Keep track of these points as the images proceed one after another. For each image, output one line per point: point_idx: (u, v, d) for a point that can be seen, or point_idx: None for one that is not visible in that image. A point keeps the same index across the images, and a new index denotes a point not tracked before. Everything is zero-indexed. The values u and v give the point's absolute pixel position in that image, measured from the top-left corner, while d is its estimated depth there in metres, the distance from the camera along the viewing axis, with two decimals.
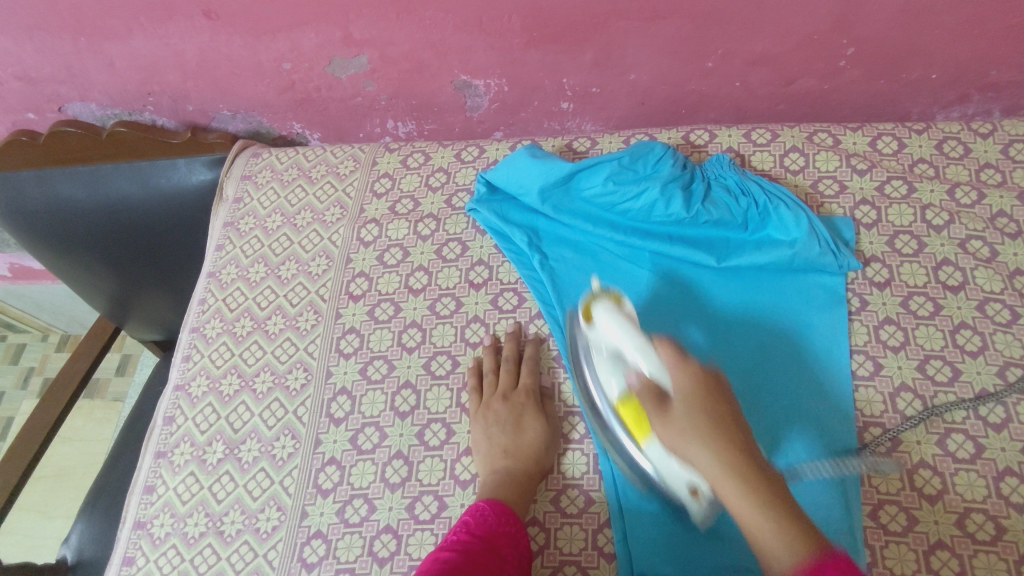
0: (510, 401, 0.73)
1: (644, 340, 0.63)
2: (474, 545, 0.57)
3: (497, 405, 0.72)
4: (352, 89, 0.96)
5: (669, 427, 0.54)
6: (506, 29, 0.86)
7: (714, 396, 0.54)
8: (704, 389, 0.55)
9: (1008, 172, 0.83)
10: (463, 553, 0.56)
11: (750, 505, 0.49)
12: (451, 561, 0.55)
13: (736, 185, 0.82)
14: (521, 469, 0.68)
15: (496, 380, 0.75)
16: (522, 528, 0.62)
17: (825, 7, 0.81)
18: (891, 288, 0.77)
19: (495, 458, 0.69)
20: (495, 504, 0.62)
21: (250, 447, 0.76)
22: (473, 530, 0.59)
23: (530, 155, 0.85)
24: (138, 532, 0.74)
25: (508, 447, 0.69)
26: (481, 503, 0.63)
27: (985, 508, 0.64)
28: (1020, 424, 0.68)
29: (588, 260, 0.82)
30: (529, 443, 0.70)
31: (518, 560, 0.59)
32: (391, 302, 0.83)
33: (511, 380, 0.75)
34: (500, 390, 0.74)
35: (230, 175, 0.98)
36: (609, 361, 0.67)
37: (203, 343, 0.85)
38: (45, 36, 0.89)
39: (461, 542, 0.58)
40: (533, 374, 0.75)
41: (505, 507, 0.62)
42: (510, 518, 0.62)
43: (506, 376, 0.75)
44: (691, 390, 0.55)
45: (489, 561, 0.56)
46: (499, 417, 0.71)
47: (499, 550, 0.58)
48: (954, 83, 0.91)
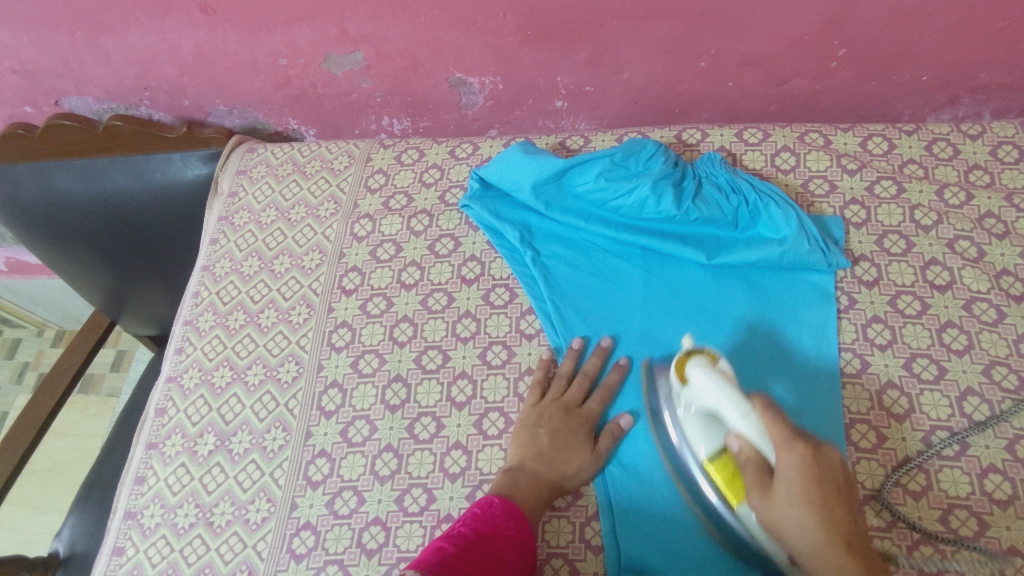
0: (569, 413, 0.72)
1: (745, 405, 0.59)
2: (478, 540, 0.58)
3: (554, 411, 0.71)
4: (348, 86, 0.97)
5: (774, 509, 0.54)
6: (501, 27, 0.86)
7: (825, 479, 0.53)
8: (815, 472, 0.53)
9: (997, 174, 0.84)
10: (466, 547, 0.56)
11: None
12: (451, 553, 0.55)
13: (727, 183, 0.83)
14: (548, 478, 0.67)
15: (565, 387, 0.74)
16: (529, 531, 0.62)
17: (816, 8, 0.82)
18: (879, 287, 0.78)
19: (526, 456, 0.68)
20: (505, 504, 0.63)
21: (241, 439, 0.77)
22: (479, 526, 0.60)
23: (523, 151, 0.85)
24: (129, 522, 0.74)
25: (547, 453, 0.68)
26: (492, 499, 0.63)
27: (968, 504, 0.65)
28: (1007, 422, 0.69)
29: (580, 256, 0.83)
30: (566, 462, 0.68)
31: (521, 566, 0.59)
32: (383, 297, 0.84)
33: (578, 395, 0.73)
34: (563, 399, 0.73)
35: (226, 170, 0.99)
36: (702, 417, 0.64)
37: (195, 336, 0.86)
38: (43, 30, 0.89)
39: (466, 535, 0.58)
40: (602, 403, 0.73)
41: (516, 509, 0.62)
42: (516, 522, 0.61)
43: (577, 388, 0.73)
44: (798, 478, 0.53)
45: (491, 563, 0.56)
46: (550, 422, 0.71)
47: (501, 550, 0.58)
48: (944, 85, 0.91)
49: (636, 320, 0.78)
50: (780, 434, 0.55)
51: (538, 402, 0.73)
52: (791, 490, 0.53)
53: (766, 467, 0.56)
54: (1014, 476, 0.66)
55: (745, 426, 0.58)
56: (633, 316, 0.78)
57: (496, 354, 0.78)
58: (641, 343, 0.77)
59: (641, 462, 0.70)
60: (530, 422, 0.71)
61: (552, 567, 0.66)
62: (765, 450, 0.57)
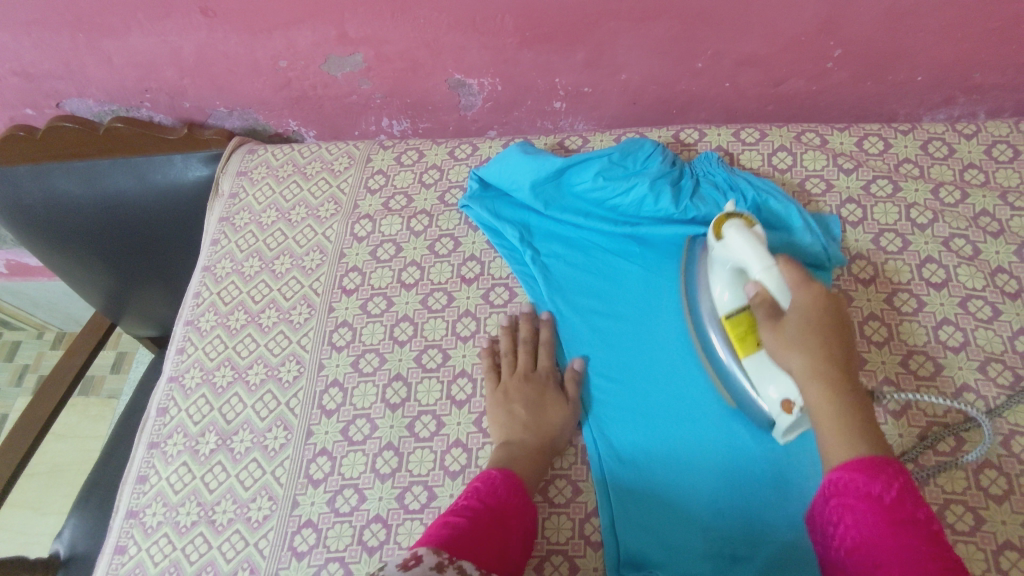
0: (529, 379, 0.74)
1: (770, 261, 0.64)
2: (485, 513, 0.58)
3: (516, 383, 0.73)
4: (348, 88, 0.98)
5: (778, 334, 0.60)
6: (499, 29, 0.87)
7: (831, 316, 0.59)
8: (822, 309, 0.60)
9: (992, 172, 0.84)
10: (473, 519, 0.56)
11: (830, 408, 0.55)
12: (460, 526, 0.55)
13: (725, 181, 0.83)
14: (540, 446, 0.69)
15: (514, 360, 0.76)
16: (530, 503, 0.63)
17: (811, 9, 0.82)
18: (876, 285, 0.78)
19: (513, 430, 0.69)
20: (507, 475, 0.63)
21: (242, 437, 0.77)
22: (483, 498, 0.60)
23: (522, 152, 0.85)
24: (131, 521, 0.75)
25: (529, 421, 0.70)
26: (492, 473, 0.63)
27: (965, 500, 0.65)
28: (1002, 418, 0.69)
29: (580, 255, 0.83)
30: (551, 423, 0.70)
31: (523, 535, 0.60)
32: (384, 296, 0.84)
33: (528, 361, 0.75)
34: (519, 369, 0.75)
35: (226, 171, 0.99)
36: (728, 275, 0.69)
37: (197, 336, 0.86)
38: (45, 33, 0.90)
39: (472, 508, 0.58)
40: (549, 356, 0.76)
41: (516, 482, 0.63)
42: (518, 491, 0.62)
43: (524, 355, 0.76)
44: (808, 311, 0.59)
45: (498, 535, 0.56)
46: (520, 392, 0.72)
47: (507, 520, 0.59)
48: (939, 85, 0.92)
49: (633, 316, 0.78)
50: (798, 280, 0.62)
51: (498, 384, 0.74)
52: (799, 320, 0.59)
53: (778, 311, 0.62)
54: (1009, 472, 0.66)
55: (764, 278, 0.63)
56: (630, 312, 0.79)
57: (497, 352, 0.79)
58: (640, 337, 0.77)
59: (639, 455, 0.70)
60: (500, 400, 0.72)
61: (552, 564, 0.66)
62: (781, 297, 0.62)
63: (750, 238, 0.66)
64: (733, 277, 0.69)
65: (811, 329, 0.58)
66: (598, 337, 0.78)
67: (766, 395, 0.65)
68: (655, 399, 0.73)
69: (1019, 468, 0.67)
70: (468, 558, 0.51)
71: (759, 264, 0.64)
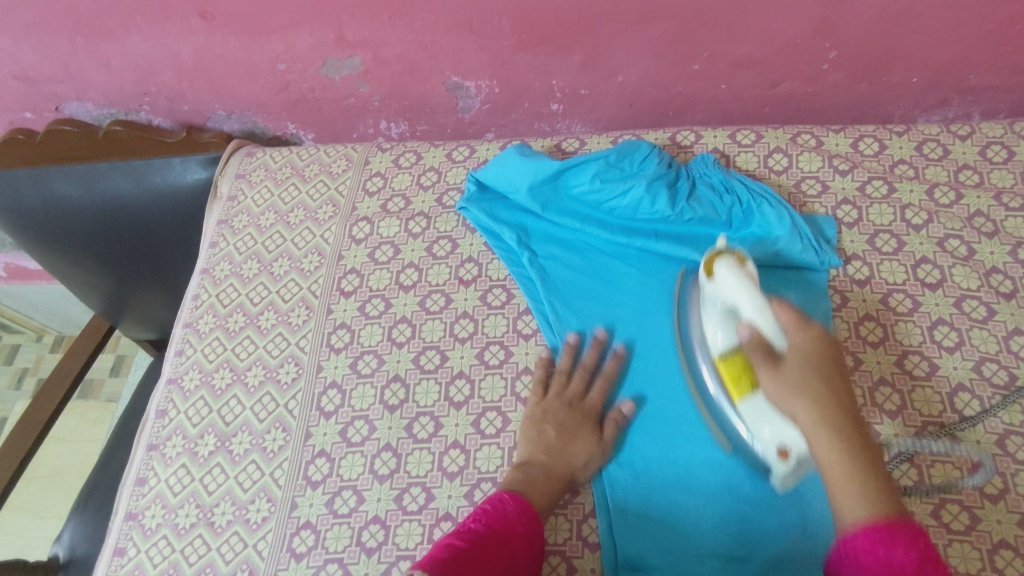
0: (571, 407, 0.72)
1: (762, 299, 0.62)
2: (489, 538, 0.59)
3: (557, 406, 0.72)
4: (346, 90, 0.98)
5: (780, 381, 0.57)
6: (497, 32, 0.88)
7: (827, 360, 0.57)
8: (823, 352, 0.58)
9: (986, 173, 0.85)
10: (475, 544, 0.57)
11: (843, 464, 0.53)
12: (460, 550, 0.56)
13: (720, 183, 0.84)
14: (557, 474, 0.68)
15: (566, 380, 0.75)
16: (539, 529, 0.63)
17: (806, 11, 0.83)
18: (871, 285, 0.79)
19: (535, 452, 0.69)
20: (517, 499, 0.63)
21: (241, 439, 0.77)
22: (491, 523, 0.61)
23: (519, 154, 0.86)
24: (130, 522, 0.75)
25: (554, 447, 0.69)
26: (503, 496, 0.64)
27: (960, 499, 0.66)
28: (997, 418, 0.70)
29: (577, 257, 0.83)
30: (575, 457, 0.69)
31: (529, 562, 0.60)
32: (382, 298, 0.85)
33: (580, 386, 0.74)
34: (567, 394, 0.73)
35: (225, 174, 1.00)
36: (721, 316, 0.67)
37: (196, 337, 0.86)
38: (44, 36, 0.90)
39: (476, 532, 0.59)
40: (603, 391, 0.74)
41: (527, 507, 0.63)
42: (527, 517, 0.62)
43: (577, 381, 0.74)
44: (810, 356, 0.57)
45: (500, 562, 0.57)
46: (562, 419, 0.71)
47: (511, 546, 0.59)
48: (933, 86, 0.93)
49: (630, 319, 0.79)
50: (795, 320, 0.59)
51: (541, 399, 0.73)
52: (796, 364, 0.57)
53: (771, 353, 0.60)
54: (1004, 471, 0.67)
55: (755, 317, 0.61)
56: (627, 314, 0.79)
57: (494, 353, 0.79)
58: (637, 340, 0.78)
59: (637, 459, 0.71)
60: (535, 418, 0.72)
61: (549, 564, 0.66)
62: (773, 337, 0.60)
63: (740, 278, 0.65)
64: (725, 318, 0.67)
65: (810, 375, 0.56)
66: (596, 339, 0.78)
67: (763, 439, 0.63)
68: (652, 402, 0.74)
69: (1014, 467, 0.67)
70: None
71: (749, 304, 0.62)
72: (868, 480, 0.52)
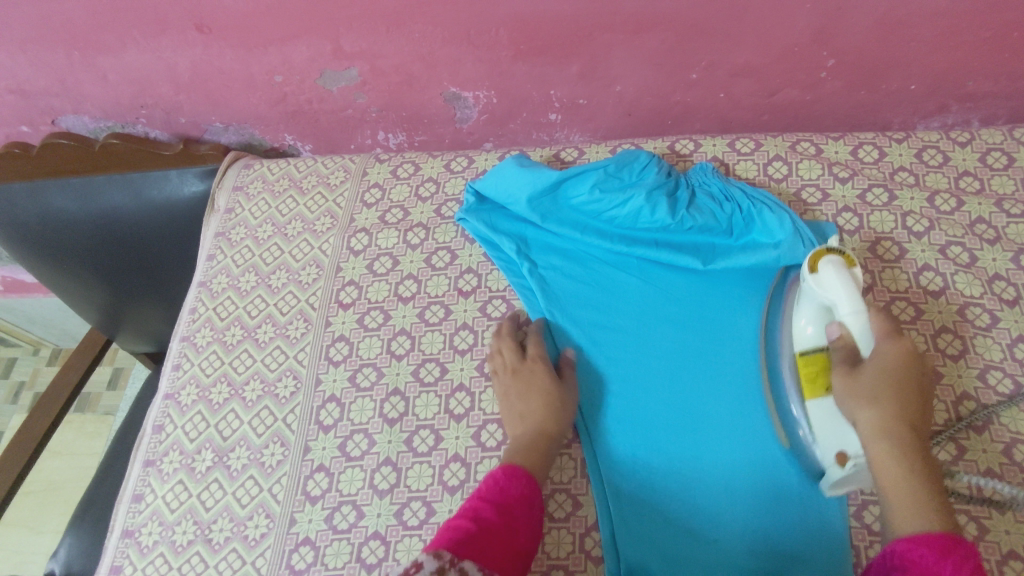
0: (520, 370, 0.73)
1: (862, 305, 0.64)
2: (487, 509, 0.59)
3: (508, 379, 0.73)
4: (343, 102, 0.98)
5: (855, 381, 0.62)
6: (494, 42, 0.87)
7: (912, 375, 0.61)
8: (903, 366, 0.62)
9: (986, 180, 0.85)
10: (476, 518, 0.57)
11: (900, 463, 0.57)
12: (462, 528, 0.56)
13: (720, 192, 0.83)
14: (543, 427, 0.69)
15: (502, 355, 0.76)
16: (537, 489, 0.64)
17: (804, 19, 0.83)
18: (873, 293, 0.78)
19: (514, 425, 0.70)
20: (505, 468, 0.64)
21: (239, 454, 0.76)
22: (487, 495, 0.61)
23: (517, 164, 0.85)
24: (126, 540, 0.74)
25: (527, 412, 0.70)
26: (494, 470, 0.64)
27: (968, 509, 0.65)
28: (1001, 426, 0.69)
29: (578, 267, 0.83)
30: (549, 407, 0.71)
31: (533, 523, 0.60)
32: (380, 310, 0.84)
33: (516, 355, 0.75)
34: (509, 364, 0.75)
35: (222, 187, 0.99)
36: (812, 308, 0.68)
37: (193, 352, 0.85)
38: (40, 50, 0.90)
39: (475, 507, 0.59)
40: (537, 342, 0.76)
41: (523, 471, 0.64)
42: (523, 479, 0.63)
43: (510, 349, 0.76)
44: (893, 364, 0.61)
45: (510, 535, 0.57)
46: (525, 377, 0.73)
47: (512, 512, 0.59)
48: (932, 93, 0.93)
49: (632, 326, 0.78)
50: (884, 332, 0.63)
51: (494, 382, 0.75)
52: (879, 369, 0.61)
53: (857, 357, 0.64)
54: (1011, 480, 0.66)
55: (853, 320, 0.64)
56: (629, 321, 0.78)
57: None
58: (638, 347, 0.77)
59: (640, 468, 0.70)
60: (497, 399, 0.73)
61: None
62: (862, 343, 0.64)
63: (848, 277, 0.65)
64: (817, 312, 0.67)
65: (889, 382, 0.61)
66: (595, 347, 0.78)
67: (825, 439, 0.64)
68: (656, 410, 0.73)
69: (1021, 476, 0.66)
70: (471, 562, 0.53)
71: (849, 305, 0.64)
72: (923, 487, 0.55)
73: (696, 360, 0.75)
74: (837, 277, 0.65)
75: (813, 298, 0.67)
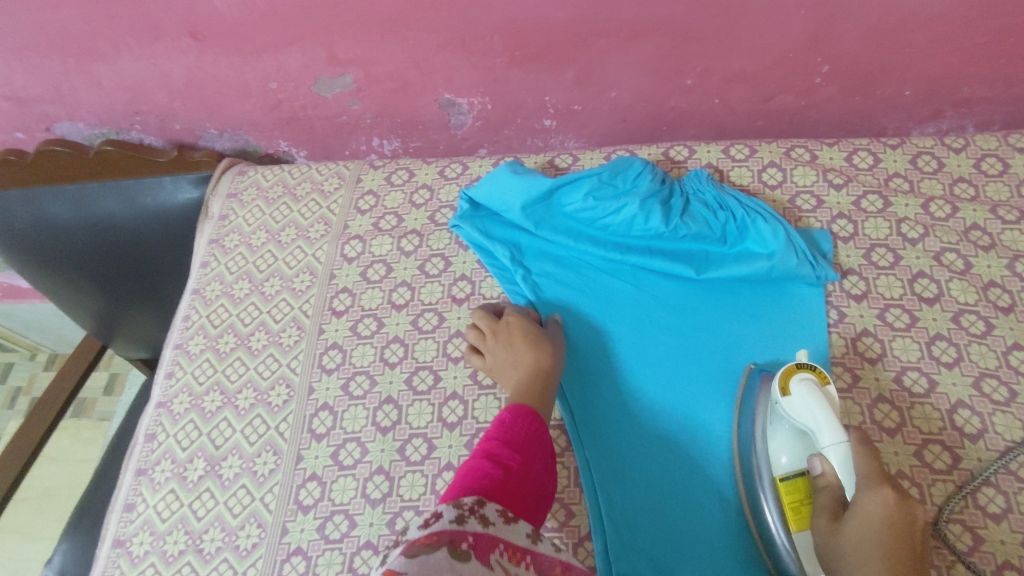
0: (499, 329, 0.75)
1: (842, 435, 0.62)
2: (500, 450, 0.58)
3: (490, 341, 0.74)
4: (338, 108, 0.98)
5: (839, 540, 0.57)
6: (488, 49, 0.87)
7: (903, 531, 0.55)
8: (892, 522, 0.55)
9: (981, 186, 0.84)
10: (490, 462, 0.57)
11: None
12: (476, 475, 0.55)
13: (714, 200, 0.83)
14: (535, 368, 0.70)
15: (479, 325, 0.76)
16: (546, 424, 0.64)
17: (799, 25, 0.83)
18: (868, 300, 0.78)
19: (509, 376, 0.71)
20: (512, 408, 0.63)
21: (231, 463, 0.76)
22: (498, 436, 0.60)
23: (511, 171, 0.85)
24: (117, 550, 0.74)
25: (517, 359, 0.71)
26: (502, 411, 0.63)
27: (963, 519, 0.65)
28: (996, 435, 0.69)
29: (571, 274, 0.82)
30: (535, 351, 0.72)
31: (545, 459, 0.61)
32: (374, 317, 0.84)
33: (490, 320, 0.76)
34: (486, 328, 0.75)
35: (216, 193, 0.99)
36: (788, 436, 0.66)
37: (186, 360, 0.85)
38: (35, 57, 0.90)
39: (487, 450, 0.59)
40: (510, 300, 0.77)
41: (529, 407, 0.64)
42: (531, 417, 0.63)
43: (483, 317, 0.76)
44: (881, 519, 0.55)
45: (524, 473, 0.57)
46: (510, 335, 0.73)
47: (524, 451, 0.59)
48: (928, 99, 0.93)
49: (624, 336, 0.78)
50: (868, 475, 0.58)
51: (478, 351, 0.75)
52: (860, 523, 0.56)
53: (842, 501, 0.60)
54: (1006, 490, 0.66)
55: (833, 451, 0.61)
56: (622, 331, 0.78)
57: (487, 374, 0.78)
58: (631, 357, 0.76)
59: (631, 481, 0.69)
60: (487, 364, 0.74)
61: None
62: (846, 483, 0.60)
63: (822, 402, 0.63)
64: (794, 440, 0.65)
65: (873, 543, 0.54)
66: (587, 357, 0.77)
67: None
68: (648, 421, 0.73)
69: (1016, 486, 0.66)
70: (491, 505, 0.53)
71: (828, 436, 0.62)
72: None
73: (688, 371, 0.75)
74: (812, 401, 0.64)
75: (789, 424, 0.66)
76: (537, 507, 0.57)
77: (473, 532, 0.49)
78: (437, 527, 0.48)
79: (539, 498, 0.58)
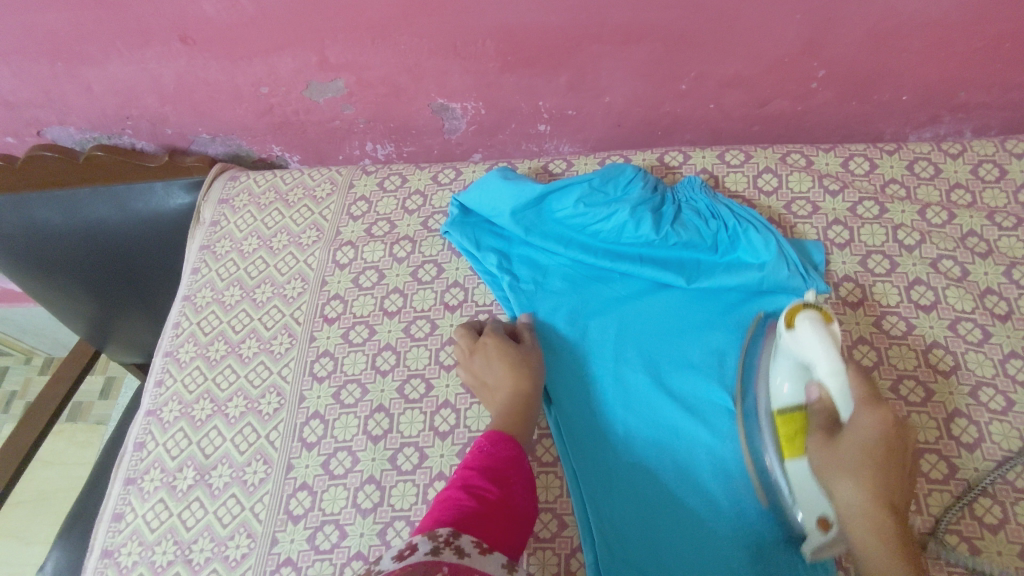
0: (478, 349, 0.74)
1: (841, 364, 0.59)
2: (476, 480, 0.58)
3: (472, 361, 0.74)
4: (330, 113, 0.97)
5: (834, 456, 0.57)
6: (481, 53, 0.87)
7: (895, 446, 0.57)
8: (884, 434, 0.57)
9: (978, 193, 0.84)
10: (466, 493, 0.56)
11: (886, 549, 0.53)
12: (450, 508, 0.55)
13: (707, 208, 0.82)
14: (516, 390, 0.70)
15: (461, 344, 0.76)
16: (523, 452, 0.63)
17: (793, 30, 0.82)
18: (864, 308, 0.77)
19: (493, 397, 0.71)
20: (488, 436, 0.63)
21: (221, 472, 0.75)
22: (475, 465, 0.60)
23: (502, 177, 0.85)
24: (105, 560, 0.73)
25: (498, 382, 0.71)
26: (479, 440, 0.63)
27: (959, 530, 0.64)
28: (993, 445, 0.68)
29: (561, 280, 0.82)
30: (513, 374, 0.71)
31: (524, 485, 0.60)
32: (365, 324, 0.83)
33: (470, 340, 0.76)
34: (468, 349, 0.75)
35: (208, 199, 0.98)
36: (789, 365, 0.63)
37: (176, 367, 0.84)
38: (24, 62, 0.89)
39: (463, 480, 0.58)
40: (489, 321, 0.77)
41: (505, 435, 0.64)
42: (508, 444, 0.62)
43: (464, 338, 0.76)
44: (876, 433, 0.57)
45: (501, 505, 0.56)
46: (485, 356, 0.73)
47: (502, 479, 0.59)
48: (924, 104, 0.92)
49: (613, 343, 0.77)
50: (864, 394, 0.58)
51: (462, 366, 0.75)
52: (858, 442, 0.56)
53: (835, 422, 0.60)
54: (1002, 500, 0.65)
55: (831, 383, 0.59)
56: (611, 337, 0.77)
57: None
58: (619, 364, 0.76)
59: (622, 490, 0.69)
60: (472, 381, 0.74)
61: None
62: (842, 407, 0.59)
63: (826, 340, 0.59)
64: (794, 370, 0.63)
65: (868, 456, 0.56)
66: (575, 366, 0.76)
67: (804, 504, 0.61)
68: (636, 426, 0.72)
69: (1014, 496, 0.65)
70: (466, 536, 0.52)
71: (827, 366, 0.59)
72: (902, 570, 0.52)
73: (679, 380, 0.74)
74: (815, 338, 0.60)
75: (790, 354, 0.63)
76: (517, 536, 0.56)
77: (449, 562, 0.49)
78: (413, 559, 0.48)
79: (520, 528, 0.57)
